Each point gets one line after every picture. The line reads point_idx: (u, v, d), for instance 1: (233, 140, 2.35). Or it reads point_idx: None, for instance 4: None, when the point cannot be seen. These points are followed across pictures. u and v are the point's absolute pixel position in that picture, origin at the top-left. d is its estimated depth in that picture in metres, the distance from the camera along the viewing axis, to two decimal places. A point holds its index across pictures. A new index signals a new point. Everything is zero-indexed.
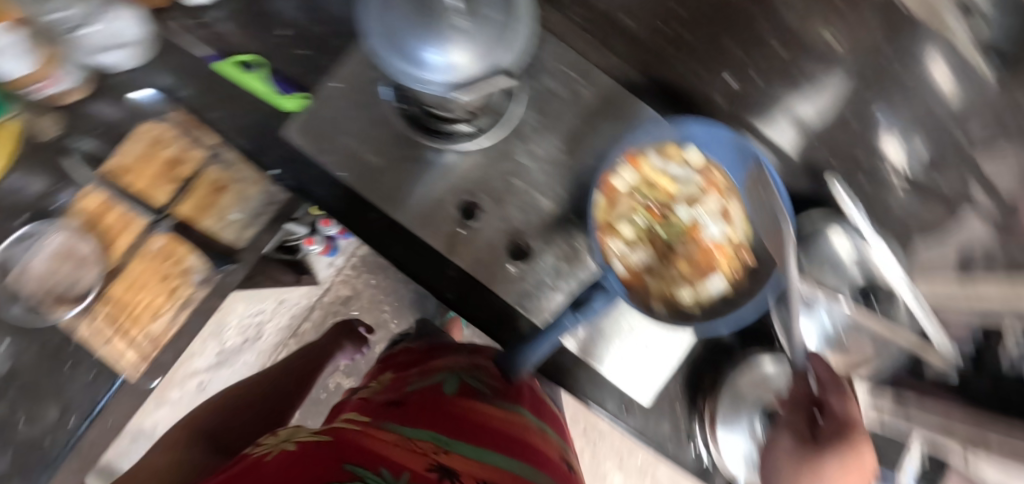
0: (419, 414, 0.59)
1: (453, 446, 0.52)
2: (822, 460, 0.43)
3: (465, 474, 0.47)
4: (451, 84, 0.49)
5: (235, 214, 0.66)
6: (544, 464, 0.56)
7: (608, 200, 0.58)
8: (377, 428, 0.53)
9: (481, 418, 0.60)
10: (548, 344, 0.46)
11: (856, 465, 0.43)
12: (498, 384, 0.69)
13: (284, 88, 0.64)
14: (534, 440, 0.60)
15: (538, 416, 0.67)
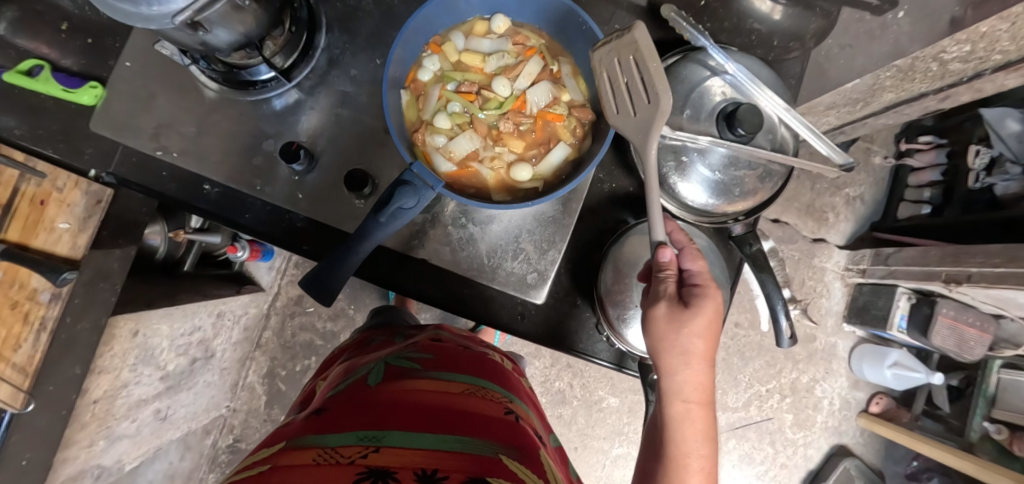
0: (338, 419, 0.44)
1: (386, 439, 0.40)
2: (690, 314, 0.46)
3: (405, 473, 0.36)
4: (179, 11, 0.43)
5: (66, 223, 0.58)
6: (500, 431, 0.45)
7: (416, 96, 0.51)
8: (278, 458, 0.38)
9: (418, 397, 0.47)
10: (355, 255, 0.44)
11: (715, 307, 0.47)
12: (430, 356, 0.57)
13: (72, 83, 0.60)
14: (485, 405, 0.49)
15: (485, 378, 0.55)
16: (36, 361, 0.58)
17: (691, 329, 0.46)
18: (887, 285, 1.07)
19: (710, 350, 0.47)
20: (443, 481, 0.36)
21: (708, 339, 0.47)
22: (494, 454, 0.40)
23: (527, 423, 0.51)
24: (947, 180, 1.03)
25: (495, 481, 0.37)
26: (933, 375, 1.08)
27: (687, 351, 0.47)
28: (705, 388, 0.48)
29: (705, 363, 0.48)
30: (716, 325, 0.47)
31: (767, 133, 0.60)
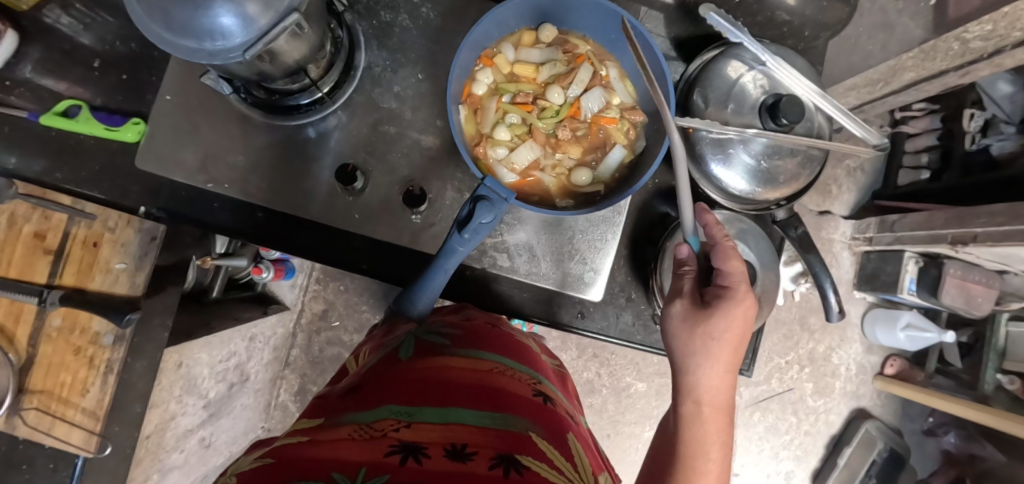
0: (370, 392, 0.39)
1: (419, 415, 0.35)
2: (711, 313, 0.46)
3: (434, 448, 0.31)
4: (246, 45, 0.43)
5: (122, 263, 0.58)
6: (530, 411, 0.39)
7: (474, 111, 0.54)
8: (315, 431, 0.34)
9: (448, 375, 0.41)
10: (441, 272, 0.46)
11: (741, 311, 0.46)
12: (458, 332, 0.50)
13: (115, 121, 0.60)
14: (514, 383, 0.43)
15: (515, 355, 0.49)
16: (105, 404, 0.58)
17: (711, 331, 0.45)
18: (893, 252, 1.01)
19: (733, 356, 0.46)
20: (471, 457, 0.31)
21: (729, 342, 0.46)
22: (522, 433, 0.35)
23: (560, 405, 0.45)
24: (944, 144, 0.98)
25: (525, 460, 0.32)
26: (945, 333, 1.01)
27: (705, 352, 0.46)
28: (723, 396, 0.46)
29: (725, 371, 0.46)
30: (740, 332, 0.46)
31: (805, 121, 0.62)
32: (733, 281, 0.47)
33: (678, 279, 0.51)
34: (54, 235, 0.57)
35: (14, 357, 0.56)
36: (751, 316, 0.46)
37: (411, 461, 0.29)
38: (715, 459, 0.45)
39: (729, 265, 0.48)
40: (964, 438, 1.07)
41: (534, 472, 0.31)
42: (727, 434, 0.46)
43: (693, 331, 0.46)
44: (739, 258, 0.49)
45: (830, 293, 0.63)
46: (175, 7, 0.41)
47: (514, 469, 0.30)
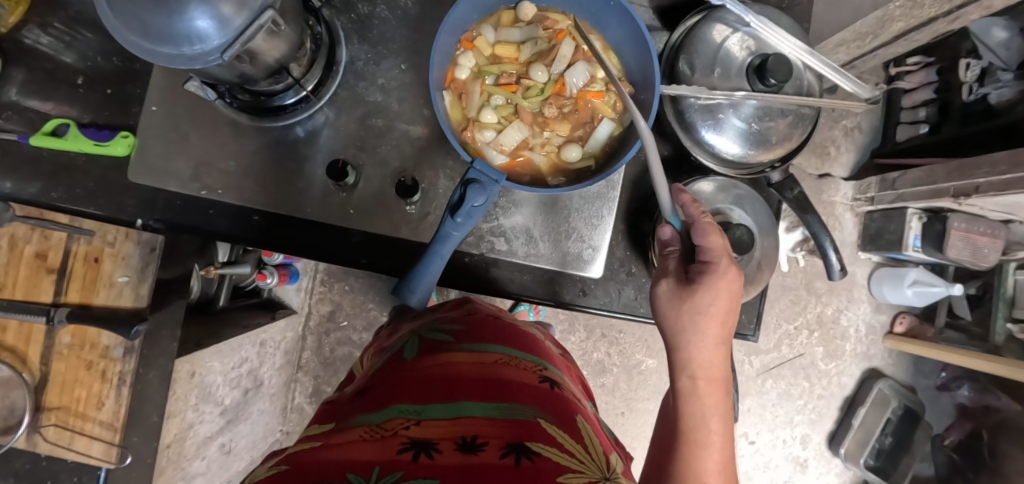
0: (377, 395, 0.40)
1: (428, 412, 0.35)
2: (696, 288, 0.46)
3: (445, 443, 0.32)
4: (224, 46, 0.43)
5: (125, 276, 0.59)
6: (539, 398, 0.39)
7: (459, 95, 0.54)
8: (328, 435, 0.35)
9: (453, 368, 0.41)
10: (437, 258, 0.46)
11: (725, 284, 0.45)
12: (461, 326, 0.50)
13: (102, 136, 0.60)
14: (521, 371, 0.42)
15: (519, 344, 0.49)
16: (122, 416, 0.58)
17: (699, 306, 0.45)
18: (896, 209, 1.00)
19: (722, 329, 0.46)
20: (482, 449, 0.31)
21: (716, 315, 0.46)
22: (532, 420, 0.35)
23: (569, 389, 0.45)
24: (942, 97, 0.95)
25: (535, 446, 0.32)
26: (953, 286, 1.00)
27: (696, 327, 0.46)
28: (717, 366, 0.47)
29: (716, 343, 0.46)
30: (727, 304, 0.46)
31: (795, 80, 0.61)
32: (717, 254, 0.47)
33: (664, 260, 0.51)
34: (58, 253, 0.58)
35: (28, 376, 0.57)
36: (736, 287, 0.46)
37: (422, 458, 0.30)
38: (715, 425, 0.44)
39: (710, 241, 0.48)
40: (978, 391, 1.07)
41: (546, 458, 0.31)
42: (724, 401, 0.46)
43: (681, 308, 0.47)
44: (719, 232, 0.49)
45: (830, 252, 0.62)
46: (149, 13, 0.40)
47: (525, 456, 0.30)
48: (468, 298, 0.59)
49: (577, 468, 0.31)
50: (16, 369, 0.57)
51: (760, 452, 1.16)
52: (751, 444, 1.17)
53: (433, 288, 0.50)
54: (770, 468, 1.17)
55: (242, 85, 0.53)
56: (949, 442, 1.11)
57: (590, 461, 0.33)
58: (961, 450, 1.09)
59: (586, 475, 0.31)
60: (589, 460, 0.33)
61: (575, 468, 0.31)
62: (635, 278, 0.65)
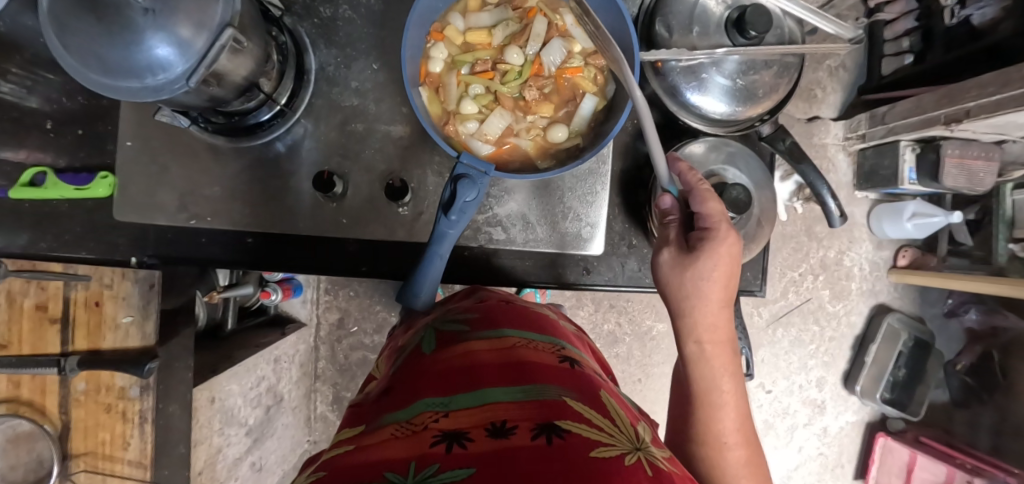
0: (403, 392, 0.40)
1: (454, 403, 0.35)
2: (697, 256, 0.45)
3: (475, 431, 0.32)
4: (188, 72, 0.41)
5: (128, 317, 0.58)
6: (562, 377, 0.39)
7: (436, 89, 0.53)
8: (358, 438, 0.35)
9: (473, 358, 0.41)
10: (437, 258, 0.46)
11: (725, 247, 0.45)
12: (475, 314, 0.50)
13: (81, 179, 0.59)
14: (541, 353, 0.42)
15: (535, 327, 0.48)
16: (148, 452, 0.59)
17: (696, 274, 0.45)
18: (889, 144, 0.99)
19: (725, 292, 0.46)
20: (512, 432, 0.31)
21: (719, 280, 0.45)
22: (558, 398, 0.35)
23: (588, 366, 0.45)
24: (924, 24, 0.93)
25: (564, 424, 0.32)
26: (952, 215, 0.99)
27: (696, 297, 0.46)
28: (721, 327, 0.47)
29: (718, 308, 0.46)
30: (726, 265, 0.45)
31: (776, 28, 0.60)
32: (722, 217, 0.46)
33: (664, 229, 0.50)
34: (57, 303, 0.57)
35: (50, 427, 0.58)
36: (735, 249, 0.45)
37: (455, 448, 0.30)
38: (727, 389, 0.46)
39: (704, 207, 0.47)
40: (986, 313, 1.08)
41: (577, 435, 0.31)
42: (732, 362, 0.47)
43: (686, 272, 0.46)
44: (717, 198, 0.48)
45: (829, 202, 0.62)
46: (106, 48, 0.39)
47: (556, 435, 0.30)
48: (477, 287, 0.59)
49: (608, 441, 0.31)
50: (37, 422, 0.57)
51: (778, 400, 1.19)
52: (768, 393, 1.19)
53: (438, 286, 0.49)
54: (789, 414, 1.19)
55: (214, 108, 0.52)
56: (961, 367, 1.11)
57: (621, 435, 0.33)
58: (975, 373, 1.10)
59: (617, 448, 0.31)
60: (618, 433, 0.33)
61: (606, 442, 0.31)
62: (637, 252, 0.64)
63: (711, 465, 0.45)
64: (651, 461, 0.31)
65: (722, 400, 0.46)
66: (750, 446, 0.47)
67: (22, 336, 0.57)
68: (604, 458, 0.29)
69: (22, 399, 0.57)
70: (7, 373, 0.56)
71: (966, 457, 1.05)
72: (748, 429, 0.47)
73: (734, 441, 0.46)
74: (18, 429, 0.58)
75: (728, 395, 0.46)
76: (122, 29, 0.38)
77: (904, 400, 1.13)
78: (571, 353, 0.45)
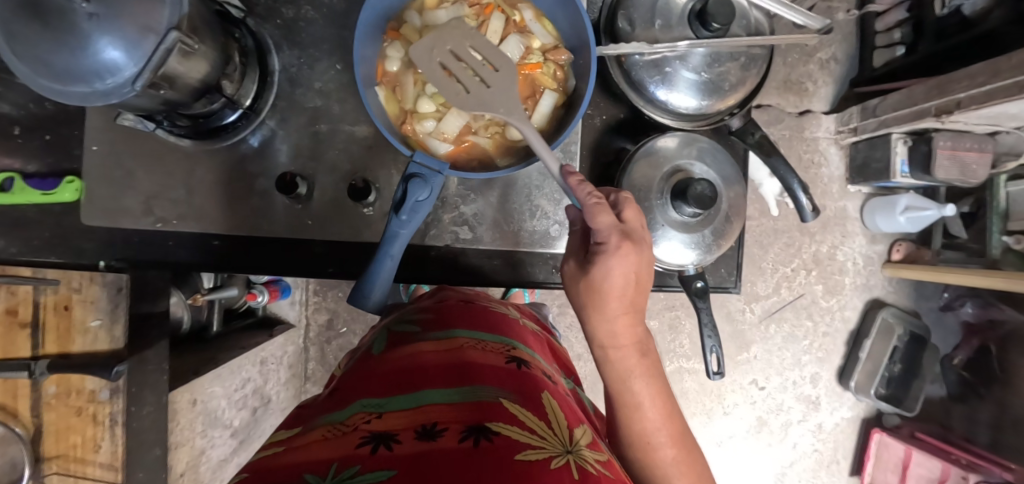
0: (348, 392, 0.41)
1: (390, 405, 0.37)
2: (591, 269, 0.45)
3: (405, 433, 0.33)
4: (135, 76, 0.41)
5: (97, 320, 0.58)
6: (504, 379, 0.40)
7: (392, 88, 0.52)
8: (293, 439, 0.37)
9: (416, 360, 0.42)
10: (387, 258, 0.45)
11: (611, 257, 0.44)
12: (429, 315, 0.51)
13: (49, 184, 0.59)
14: (486, 355, 0.44)
15: (487, 326, 0.49)
16: (120, 454, 0.59)
17: (593, 287, 0.45)
18: (880, 137, 0.98)
19: (626, 303, 0.45)
20: (441, 434, 0.33)
21: (615, 293, 0.44)
22: (494, 400, 0.37)
23: (538, 367, 0.46)
24: (915, 14, 0.92)
25: (494, 426, 0.34)
26: (945, 207, 0.96)
27: (597, 309, 0.46)
28: (634, 332, 0.46)
29: (624, 316, 0.45)
30: (623, 272, 0.44)
31: (741, 20, 0.59)
32: (614, 228, 0.44)
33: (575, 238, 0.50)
34: (26, 307, 0.58)
35: (23, 430, 0.58)
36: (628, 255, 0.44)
37: (381, 448, 0.32)
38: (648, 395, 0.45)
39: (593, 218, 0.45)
40: (982, 306, 1.05)
41: (505, 437, 0.33)
42: (651, 364, 0.47)
43: (584, 285, 0.46)
44: (609, 210, 0.44)
45: (800, 196, 0.61)
46: (53, 55, 0.39)
47: (484, 438, 0.32)
48: (440, 287, 0.59)
49: (537, 445, 0.33)
50: (9, 425, 0.57)
51: (770, 396, 1.18)
52: (761, 390, 1.18)
53: (391, 285, 0.48)
54: (781, 411, 1.18)
55: (174, 111, 0.52)
56: (958, 361, 1.10)
57: (551, 437, 0.35)
58: (970, 368, 1.08)
59: (546, 451, 0.33)
60: (550, 436, 0.35)
61: (536, 445, 0.33)
62: None
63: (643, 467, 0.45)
64: (580, 464, 0.33)
65: (646, 405, 0.45)
66: (684, 444, 0.46)
67: None
68: (527, 461, 0.31)
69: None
70: None
71: (961, 452, 1.04)
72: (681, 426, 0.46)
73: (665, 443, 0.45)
74: None
75: (652, 397, 0.46)
76: (65, 33, 0.38)
77: (901, 396, 1.10)
78: (520, 352, 0.47)
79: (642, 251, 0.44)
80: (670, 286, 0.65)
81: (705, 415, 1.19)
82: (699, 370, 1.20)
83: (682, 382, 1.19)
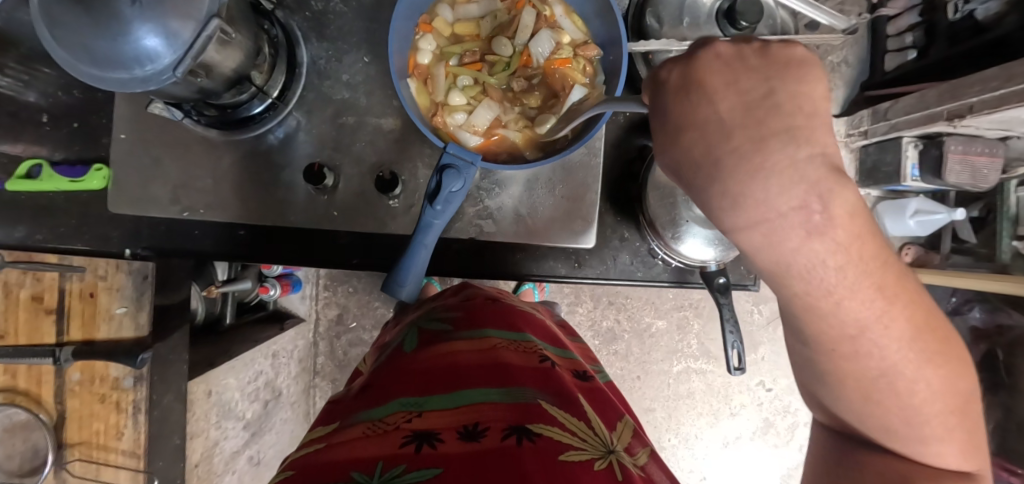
0: (382, 387, 0.42)
1: (428, 403, 0.38)
2: (715, 153, 0.25)
3: (447, 433, 0.35)
4: (175, 63, 0.42)
5: (122, 308, 0.59)
6: (541, 379, 0.41)
7: (424, 80, 0.53)
8: (331, 435, 0.37)
9: (451, 359, 0.43)
10: (421, 247, 0.46)
11: (733, 116, 0.25)
12: (459, 313, 0.51)
13: (76, 172, 0.59)
14: (521, 355, 0.44)
15: (518, 324, 0.49)
16: (142, 442, 0.60)
17: (750, 195, 0.24)
18: (890, 140, 0.96)
19: (818, 172, 0.23)
20: (483, 435, 0.34)
21: (793, 173, 0.23)
22: (533, 401, 0.37)
23: (570, 367, 0.46)
24: (928, 19, 0.92)
25: (537, 427, 0.35)
26: (956, 211, 0.99)
27: (771, 236, 0.24)
28: (856, 219, 0.24)
29: (827, 210, 0.23)
30: (765, 139, 0.24)
31: (768, 19, 0.60)
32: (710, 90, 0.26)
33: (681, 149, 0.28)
34: (51, 293, 0.58)
35: (46, 417, 0.59)
36: (756, 93, 0.25)
37: (425, 448, 0.33)
38: (875, 319, 0.26)
39: (665, 74, 0.28)
40: (989, 311, 1.06)
41: (548, 438, 0.34)
42: (875, 275, 0.25)
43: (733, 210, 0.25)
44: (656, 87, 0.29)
45: None
46: (93, 40, 0.39)
47: (526, 437, 0.34)
48: (466, 283, 0.59)
49: (579, 446, 0.35)
50: (33, 411, 0.58)
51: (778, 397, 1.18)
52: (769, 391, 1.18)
53: (422, 281, 0.49)
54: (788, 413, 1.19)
55: (204, 100, 0.52)
56: None
57: (591, 436, 0.36)
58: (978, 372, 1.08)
59: (587, 453, 0.34)
60: (591, 437, 0.36)
61: (577, 446, 0.34)
62: (627, 244, 0.64)
63: (855, 415, 0.32)
64: (621, 463, 0.35)
65: (866, 339, 0.27)
66: (937, 351, 0.28)
67: (17, 326, 0.57)
68: (570, 462, 0.32)
69: (19, 389, 0.58)
70: (3, 363, 0.57)
71: None
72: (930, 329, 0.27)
73: (903, 373, 0.28)
74: (15, 419, 0.59)
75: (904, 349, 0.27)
76: (109, 20, 0.39)
77: None
78: (553, 351, 0.47)
79: (764, 70, 0.25)
80: (691, 282, 0.65)
81: (712, 412, 1.21)
82: (707, 370, 1.20)
83: (690, 381, 1.20)
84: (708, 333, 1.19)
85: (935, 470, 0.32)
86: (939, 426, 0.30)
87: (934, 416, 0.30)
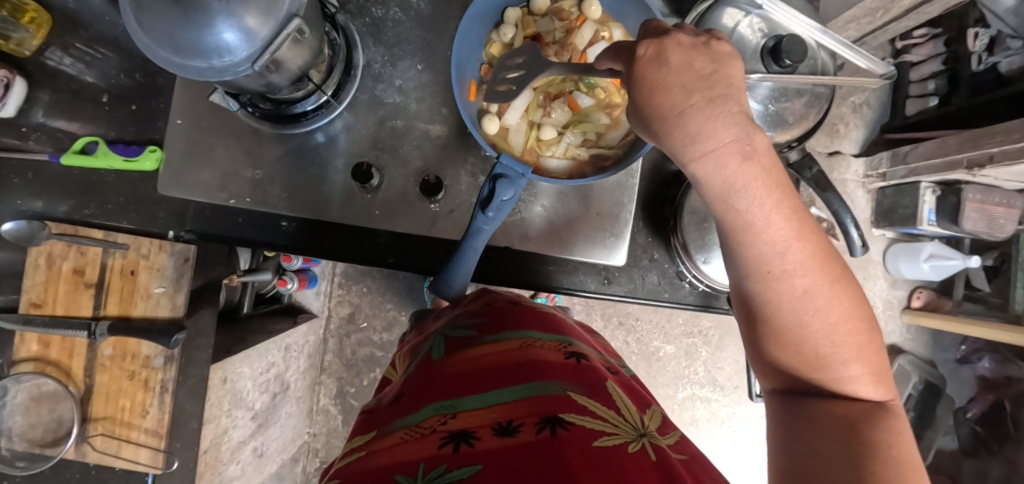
0: (413, 397, 0.42)
1: (461, 404, 0.39)
2: (674, 110, 0.32)
3: (483, 430, 0.36)
4: (252, 56, 0.44)
5: (161, 287, 0.60)
6: (567, 373, 0.41)
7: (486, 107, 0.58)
8: (372, 443, 0.38)
9: (481, 361, 0.43)
10: (470, 252, 0.48)
11: (682, 77, 0.32)
12: (482, 319, 0.52)
13: (131, 151, 0.61)
14: (545, 352, 0.44)
15: (540, 326, 0.50)
16: (165, 422, 0.60)
17: (691, 131, 0.32)
18: (908, 184, 0.97)
19: (695, 82, 0.32)
20: (518, 430, 0.35)
21: (694, 91, 0.31)
22: (561, 393, 0.38)
23: (596, 361, 0.46)
24: (951, 67, 0.94)
25: (568, 417, 0.35)
26: (971, 259, 0.97)
27: (692, 137, 0.32)
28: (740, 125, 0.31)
29: (754, 144, 0.31)
30: (710, 102, 0.31)
31: (810, 59, 0.62)
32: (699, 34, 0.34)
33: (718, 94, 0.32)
34: (93, 267, 0.59)
35: (74, 389, 0.60)
36: (706, 69, 0.32)
37: (462, 447, 0.34)
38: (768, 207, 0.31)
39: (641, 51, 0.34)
40: (999, 362, 1.05)
41: (581, 426, 0.35)
42: (789, 205, 0.32)
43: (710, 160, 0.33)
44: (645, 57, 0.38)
45: (854, 235, 0.61)
46: (179, 29, 0.41)
47: (559, 427, 0.34)
48: (485, 289, 0.60)
49: (611, 431, 0.35)
50: (63, 383, 0.59)
51: None
52: None
53: (469, 279, 0.51)
54: None
55: (264, 94, 0.54)
56: (972, 414, 1.08)
57: (622, 425, 0.37)
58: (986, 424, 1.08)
59: (621, 437, 0.35)
60: (622, 422, 0.37)
61: (609, 431, 0.35)
62: (654, 267, 0.65)
63: (779, 337, 0.34)
64: (653, 445, 0.35)
65: (787, 251, 0.32)
66: (839, 281, 0.33)
67: (56, 297, 0.59)
68: (605, 447, 0.33)
69: (49, 359, 0.59)
70: (38, 332, 0.58)
71: None
72: (834, 264, 0.33)
73: (801, 260, 0.32)
74: (42, 389, 0.60)
75: (783, 227, 0.32)
76: (196, 12, 0.41)
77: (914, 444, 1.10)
78: (577, 347, 0.47)
79: (710, 55, 0.33)
80: (716, 307, 0.66)
81: (717, 443, 1.20)
82: (712, 399, 1.20)
83: (696, 408, 1.20)
84: (716, 362, 1.19)
85: (861, 402, 0.34)
86: (833, 317, 0.32)
87: (827, 308, 0.32)
